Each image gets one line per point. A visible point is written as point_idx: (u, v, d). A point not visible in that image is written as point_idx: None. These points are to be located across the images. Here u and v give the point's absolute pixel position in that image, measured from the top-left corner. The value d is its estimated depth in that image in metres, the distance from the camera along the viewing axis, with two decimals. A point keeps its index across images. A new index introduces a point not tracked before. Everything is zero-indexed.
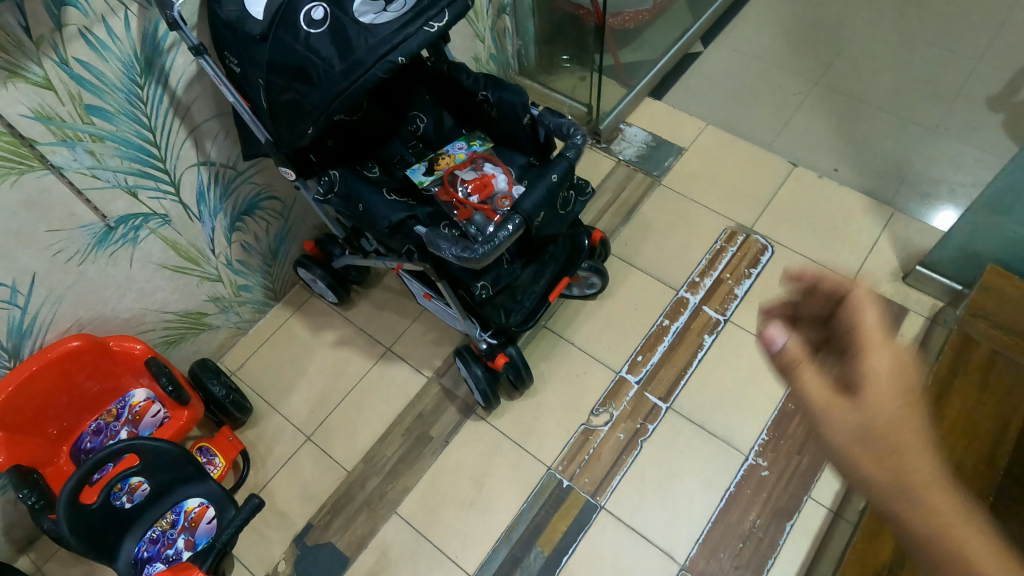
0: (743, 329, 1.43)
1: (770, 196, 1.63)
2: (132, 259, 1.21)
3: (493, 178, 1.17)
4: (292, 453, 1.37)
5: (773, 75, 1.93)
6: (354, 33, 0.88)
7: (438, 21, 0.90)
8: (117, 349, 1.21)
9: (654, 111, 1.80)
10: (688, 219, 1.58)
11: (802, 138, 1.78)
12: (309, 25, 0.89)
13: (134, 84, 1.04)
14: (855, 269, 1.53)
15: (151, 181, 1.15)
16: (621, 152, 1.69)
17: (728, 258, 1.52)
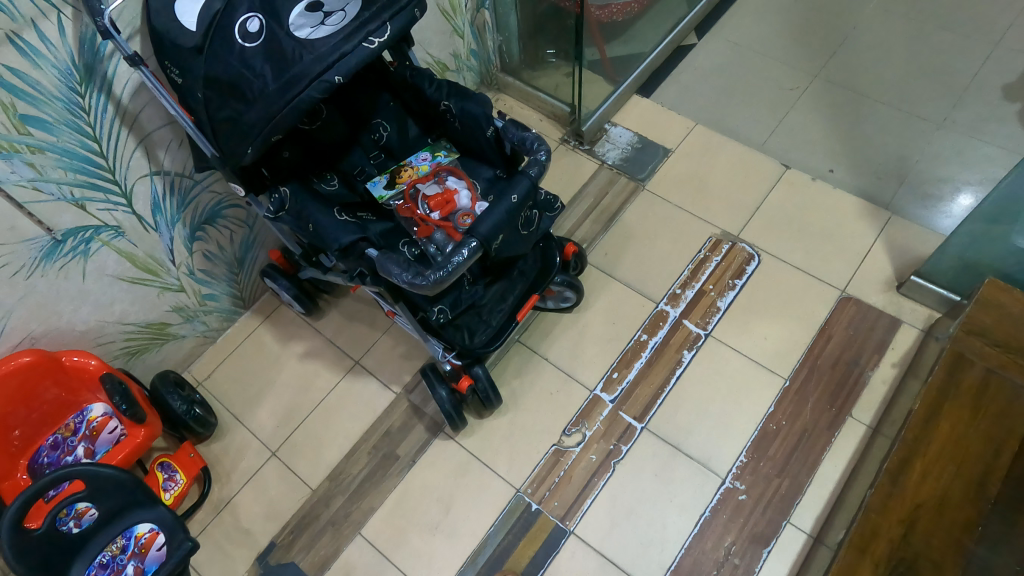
0: (725, 345, 1.37)
1: (759, 202, 1.56)
2: (85, 272, 1.16)
3: (455, 194, 1.12)
4: (256, 469, 1.34)
5: (769, 67, 1.84)
6: (291, 48, 0.82)
7: (378, 37, 0.85)
8: (70, 364, 1.17)
9: (642, 109, 1.72)
10: (671, 226, 1.52)
11: (796, 137, 1.69)
12: (244, 39, 0.82)
13: (73, 93, 0.98)
14: (846, 278, 1.45)
15: (99, 192, 1.10)
16: (605, 155, 1.62)
17: (711, 270, 1.46)
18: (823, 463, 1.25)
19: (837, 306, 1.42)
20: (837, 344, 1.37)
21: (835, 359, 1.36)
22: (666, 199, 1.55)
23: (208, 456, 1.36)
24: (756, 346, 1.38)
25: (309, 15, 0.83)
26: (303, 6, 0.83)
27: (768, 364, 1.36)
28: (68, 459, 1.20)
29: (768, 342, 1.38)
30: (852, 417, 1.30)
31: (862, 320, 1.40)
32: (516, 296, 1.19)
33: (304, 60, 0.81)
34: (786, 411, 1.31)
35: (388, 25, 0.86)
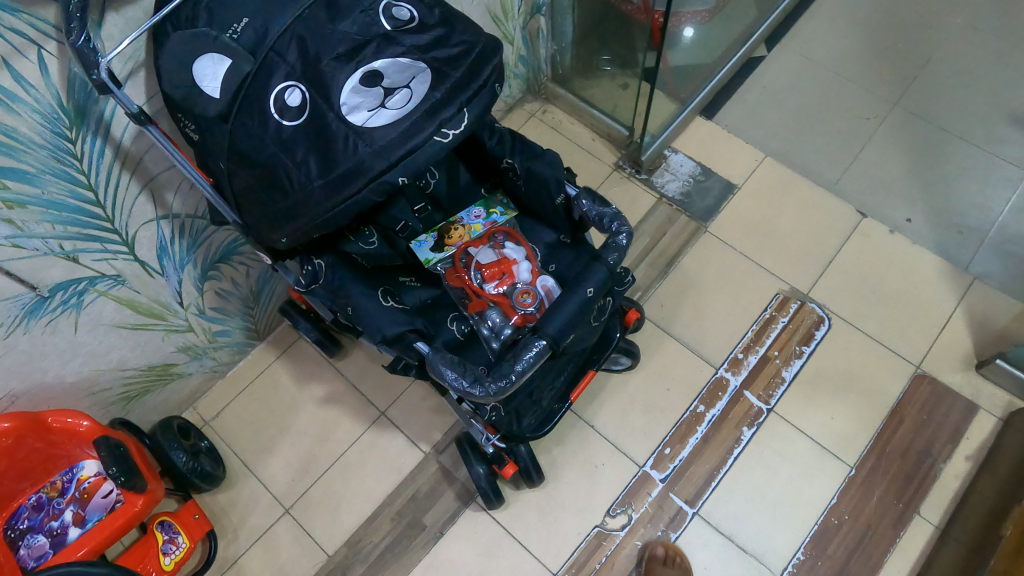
0: (788, 424, 1.27)
1: (830, 256, 1.42)
2: (77, 324, 1.04)
3: (514, 265, 0.96)
4: (267, 527, 1.22)
5: (845, 89, 1.65)
6: (340, 135, 0.65)
7: (452, 128, 0.67)
8: (57, 425, 1.06)
9: (705, 135, 1.56)
10: (733, 279, 1.38)
11: (873, 176, 1.53)
12: (281, 113, 0.67)
13: (61, 138, 0.84)
14: (923, 351, 1.32)
15: (95, 243, 0.97)
16: (664, 186, 1.47)
17: (777, 333, 1.34)
18: (887, 565, 1.15)
19: (911, 384, 1.29)
20: (910, 429, 1.26)
21: (906, 446, 1.24)
22: (729, 246, 1.41)
23: (213, 508, 1.25)
24: (819, 425, 1.27)
25: (365, 91, 0.66)
26: (358, 79, 0.66)
27: (832, 448, 1.25)
28: (53, 523, 1.09)
29: (833, 423, 1.27)
30: (919, 514, 1.19)
31: (938, 402, 1.27)
32: (570, 373, 1.05)
33: (357, 153, 0.65)
34: (849, 504, 1.20)
35: (465, 111, 0.68)
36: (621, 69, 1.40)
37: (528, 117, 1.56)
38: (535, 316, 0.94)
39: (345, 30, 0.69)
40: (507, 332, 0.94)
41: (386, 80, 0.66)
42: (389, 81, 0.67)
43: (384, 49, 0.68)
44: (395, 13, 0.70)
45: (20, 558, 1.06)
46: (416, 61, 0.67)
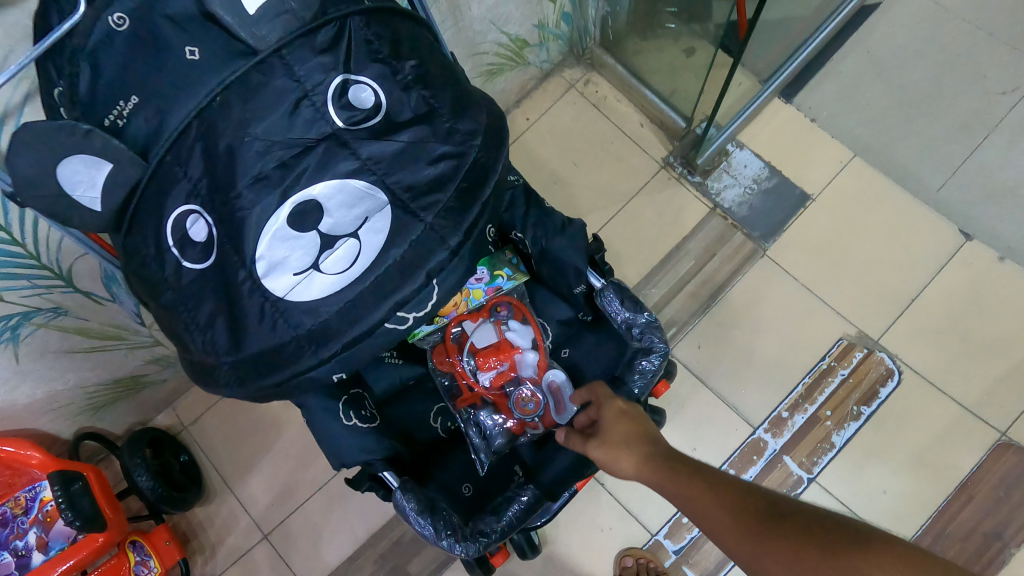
0: (830, 496, 1.09)
1: (914, 294, 1.16)
2: (18, 355, 0.89)
3: (516, 354, 0.78)
4: (245, 552, 1.14)
5: (984, 45, 1.27)
6: (247, 296, 0.47)
7: (414, 309, 0.50)
8: (5, 455, 0.98)
9: (782, 122, 1.26)
10: (791, 313, 1.16)
11: (993, 178, 1.20)
12: (183, 249, 0.49)
13: None
14: (1012, 415, 1.10)
15: (21, 280, 0.80)
16: (720, 195, 1.22)
17: (831, 390, 1.13)
18: None
19: (987, 456, 1.08)
20: (980, 509, 1.07)
21: (972, 527, 1.06)
22: (790, 274, 1.18)
23: (190, 523, 1.17)
24: (867, 500, 1.09)
25: (295, 239, 0.47)
26: (286, 220, 0.47)
27: (881, 528, 1.08)
28: (16, 545, 0.98)
29: (886, 496, 1.09)
30: None
31: (1017, 482, 1.07)
32: None
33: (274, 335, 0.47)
34: None
35: (436, 281, 0.50)
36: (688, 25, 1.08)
37: (567, 88, 1.28)
38: (537, 423, 0.77)
39: (268, 130, 0.46)
40: (504, 439, 0.78)
41: (328, 220, 0.48)
42: (331, 223, 0.48)
43: (333, 161, 0.48)
44: (358, 95, 0.48)
45: None
46: (375, 188, 0.49)
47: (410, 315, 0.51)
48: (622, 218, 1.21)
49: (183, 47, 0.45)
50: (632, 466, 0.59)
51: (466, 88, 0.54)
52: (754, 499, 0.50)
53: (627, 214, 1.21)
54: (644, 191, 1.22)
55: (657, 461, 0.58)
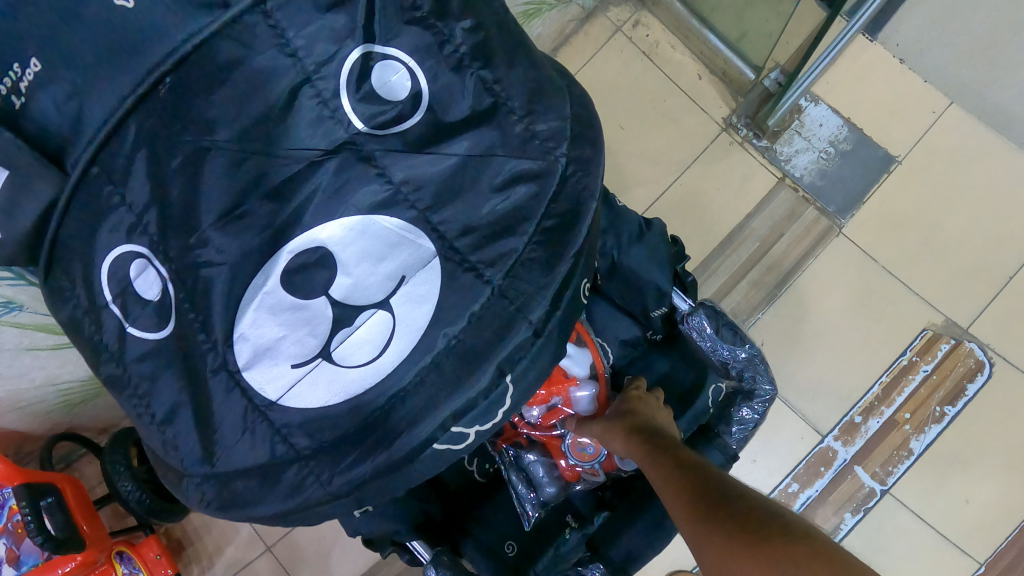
0: (907, 511, 0.96)
1: (1015, 269, 1.00)
2: None
3: (570, 390, 0.60)
4: (247, 563, 1.04)
5: None
6: (223, 398, 0.35)
7: (478, 424, 0.37)
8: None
9: (865, 68, 1.06)
10: (867, 300, 1.01)
11: None
12: (118, 299, 0.35)
13: None
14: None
15: None
16: (790, 160, 1.04)
17: (911, 390, 0.99)
18: None
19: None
20: None
21: None
22: (870, 255, 1.02)
23: (186, 529, 1.06)
24: (950, 513, 0.96)
25: (295, 312, 0.35)
26: (281, 282, 0.35)
27: (966, 547, 0.95)
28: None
29: (970, 509, 0.96)
30: None
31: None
32: None
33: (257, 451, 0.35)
34: None
35: (509, 377, 0.36)
36: None
37: (612, 33, 1.08)
38: (595, 469, 0.64)
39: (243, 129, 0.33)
40: (554, 488, 0.65)
41: (345, 280, 0.35)
42: (349, 284, 0.35)
43: (349, 172, 0.35)
44: (389, 80, 0.34)
45: None
46: (415, 230, 0.36)
47: (469, 430, 0.36)
48: (678, 190, 1.04)
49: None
50: (619, 445, 0.54)
51: (535, 57, 0.38)
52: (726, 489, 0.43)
53: (683, 185, 1.04)
54: (701, 161, 1.04)
55: (642, 438, 0.52)
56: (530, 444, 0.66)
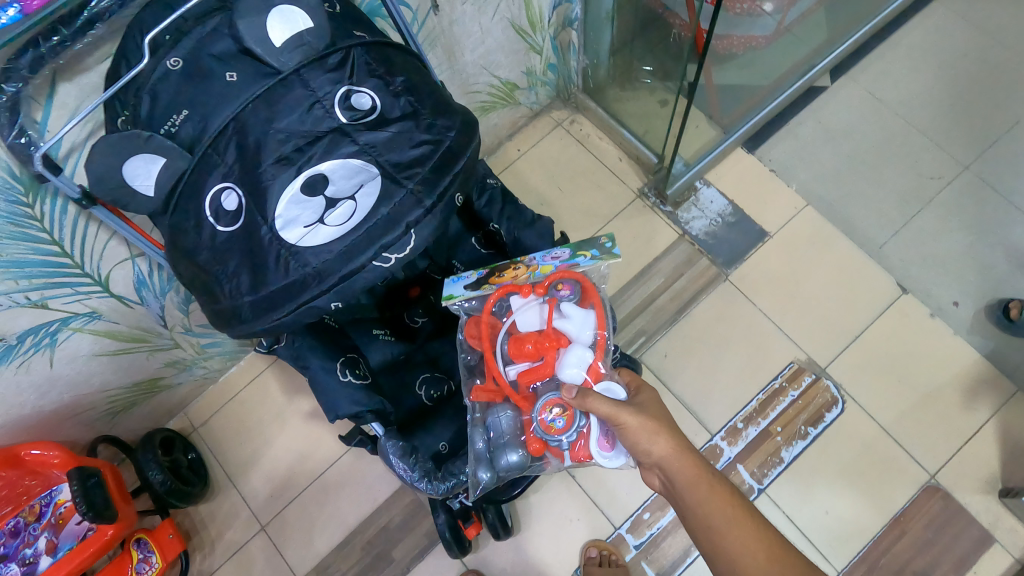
0: (779, 510, 1.18)
1: (861, 328, 1.28)
2: (53, 360, 0.96)
3: (563, 350, 0.80)
4: (242, 544, 1.22)
5: (924, 125, 1.43)
6: (267, 245, 0.62)
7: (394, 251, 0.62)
8: (29, 459, 1.02)
9: (743, 169, 1.42)
10: (749, 342, 1.28)
11: (929, 249, 1.33)
12: (217, 216, 0.62)
13: (18, 206, 0.75)
14: (941, 461, 1.18)
15: (65, 287, 0.88)
16: (689, 223, 1.37)
17: (782, 408, 1.24)
18: None
19: (919, 495, 1.16)
20: (910, 545, 1.14)
21: (903, 565, 1.13)
22: (748, 298, 1.31)
23: (192, 521, 1.24)
24: (812, 519, 1.17)
25: (306, 201, 0.61)
26: (299, 188, 0.61)
27: (823, 548, 1.15)
28: (25, 552, 1.00)
29: (828, 518, 1.17)
30: None
31: (943, 524, 1.14)
32: None
33: (287, 274, 0.61)
34: None
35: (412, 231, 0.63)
36: (660, 82, 1.25)
37: (554, 125, 1.46)
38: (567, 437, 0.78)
39: (289, 125, 0.61)
40: (520, 456, 0.81)
41: (331, 186, 0.61)
42: (334, 188, 0.62)
43: (337, 147, 0.62)
44: (355, 100, 0.63)
45: None
46: (369, 165, 0.63)
47: (391, 257, 0.63)
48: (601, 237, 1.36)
49: (226, 72, 0.62)
50: (663, 445, 0.68)
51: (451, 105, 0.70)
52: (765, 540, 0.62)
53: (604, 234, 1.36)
54: (620, 217, 1.37)
55: (693, 459, 0.67)
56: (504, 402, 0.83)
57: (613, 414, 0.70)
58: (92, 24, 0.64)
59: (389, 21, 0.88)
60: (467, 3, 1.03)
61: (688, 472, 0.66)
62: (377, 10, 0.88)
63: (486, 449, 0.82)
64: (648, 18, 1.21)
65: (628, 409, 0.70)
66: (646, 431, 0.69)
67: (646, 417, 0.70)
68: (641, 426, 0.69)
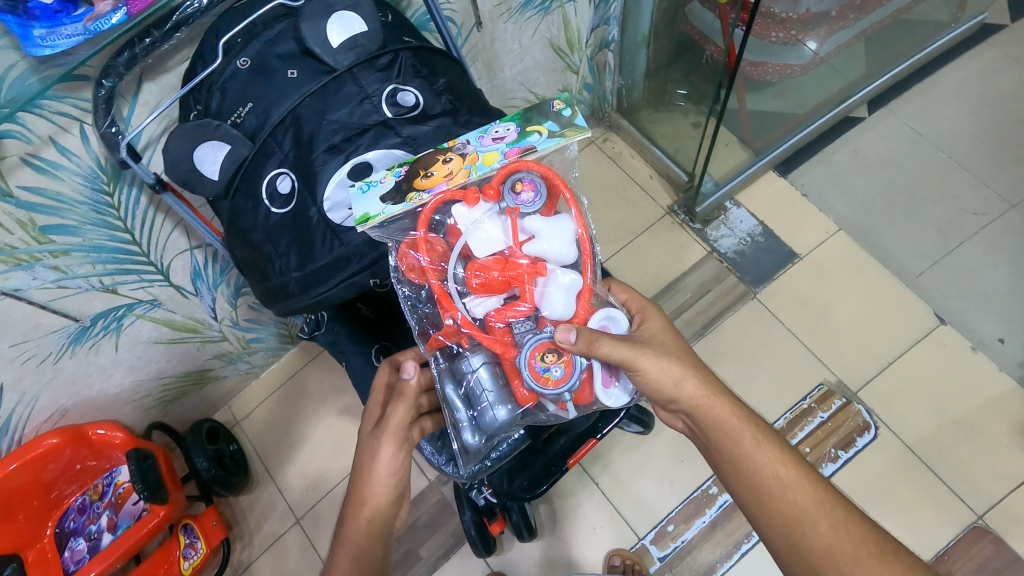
0: None
1: (896, 355, 1.25)
2: (118, 344, 1.03)
3: (542, 275, 0.63)
4: (278, 536, 1.25)
5: (966, 155, 1.42)
6: (316, 225, 0.68)
7: None
8: (96, 438, 1.07)
9: (775, 192, 1.43)
10: (783, 364, 1.27)
11: (969, 280, 1.30)
12: (272, 200, 0.68)
13: (100, 194, 0.83)
14: (989, 502, 1.12)
15: (132, 275, 0.95)
16: (717, 242, 1.39)
17: (811, 429, 1.21)
18: None
19: (963, 536, 1.10)
20: None
21: None
22: (778, 317, 1.31)
23: (234, 510, 1.29)
24: None
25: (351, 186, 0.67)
26: (346, 173, 0.67)
27: None
28: (91, 528, 1.07)
29: None
30: None
31: (995, 568, 1.08)
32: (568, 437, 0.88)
33: (332, 251, 0.69)
34: None
35: None
36: (694, 105, 1.29)
37: (587, 143, 1.52)
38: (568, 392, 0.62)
39: (339, 118, 0.67)
40: (509, 415, 0.65)
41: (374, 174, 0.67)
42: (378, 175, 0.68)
43: (382, 139, 0.68)
44: (399, 98, 0.69)
45: (62, 562, 1.04)
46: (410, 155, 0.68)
47: None
48: (629, 252, 1.40)
49: (287, 70, 0.68)
50: (692, 389, 0.68)
51: (489, 109, 0.76)
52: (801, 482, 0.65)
53: (632, 249, 1.40)
54: (649, 232, 1.42)
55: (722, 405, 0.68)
56: (473, 348, 0.66)
57: (640, 358, 0.65)
58: (178, 29, 0.69)
59: (435, 33, 0.94)
60: (509, 22, 1.11)
61: (722, 412, 0.68)
62: (425, 24, 0.96)
63: (470, 416, 0.67)
64: (686, 44, 1.26)
65: (647, 351, 0.65)
66: (677, 373, 0.67)
67: (668, 359, 0.67)
68: (664, 369, 0.66)
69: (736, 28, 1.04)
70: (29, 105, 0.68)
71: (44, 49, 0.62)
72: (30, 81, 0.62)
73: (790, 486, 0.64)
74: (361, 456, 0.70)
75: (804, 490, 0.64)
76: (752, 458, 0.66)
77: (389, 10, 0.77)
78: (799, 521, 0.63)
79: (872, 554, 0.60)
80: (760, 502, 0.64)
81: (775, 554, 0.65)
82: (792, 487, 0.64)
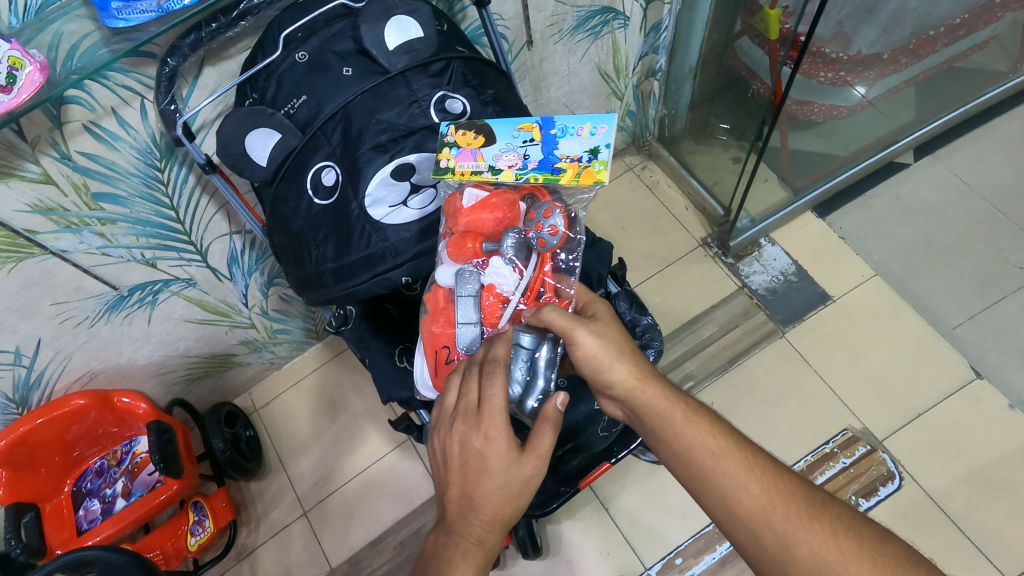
0: None
1: (925, 408, 1.22)
2: (151, 318, 1.06)
3: None
4: (284, 526, 1.26)
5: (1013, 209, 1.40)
6: (357, 220, 0.70)
7: None
8: (121, 406, 1.08)
9: (812, 233, 1.42)
10: (808, 406, 1.25)
11: (1010, 334, 1.27)
12: (316, 191, 0.70)
13: (152, 169, 0.86)
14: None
15: (172, 252, 0.98)
16: (749, 277, 1.39)
17: (832, 474, 1.19)
18: None
19: None
20: None
21: None
22: (804, 357, 1.29)
23: (244, 496, 1.30)
24: None
25: (393, 184, 0.70)
26: (390, 171, 0.69)
27: None
28: (106, 491, 1.11)
29: None
30: None
31: None
32: (582, 458, 0.87)
33: (369, 247, 0.71)
34: None
35: None
36: (736, 140, 1.29)
37: (625, 169, 1.53)
38: None
39: (389, 118, 0.69)
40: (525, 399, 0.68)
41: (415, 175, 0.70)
42: (419, 176, 0.71)
43: (427, 143, 0.70)
44: (448, 105, 0.70)
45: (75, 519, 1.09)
46: None
47: None
48: (659, 280, 1.40)
49: (343, 67, 0.70)
50: (623, 370, 0.65)
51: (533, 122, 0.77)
52: (731, 450, 0.60)
53: (662, 278, 1.41)
54: (681, 262, 1.42)
55: (657, 384, 0.65)
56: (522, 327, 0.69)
57: (576, 329, 0.65)
58: (243, 17, 0.72)
59: (487, 47, 0.97)
60: (559, 44, 1.13)
61: (655, 395, 0.65)
62: (479, 38, 0.99)
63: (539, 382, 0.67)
64: (731, 79, 1.26)
65: (584, 325, 0.66)
66: (610, 354, 0.66)
67: (607, 336, 0.66)
68: (602, 346, 0.66)
69: (784, 66, 1.04)
70: (96, 75, 0.71)
71: (119, 21, 0.65)
72: (100, 51, 0.66)
73: (720, 455, 0.60)
74: (507, 478, 0.61)
75: (736, 457, 0.60)
76: (685, 432, 0.62)
77: (445, 20, 0.79)
78: (727, 487, 0.59)
79: (802, 510, 0.56)
80: (696, 475, 0.61)
81: (718, 524, 0.60)
82: (722, 457, 0.60)
